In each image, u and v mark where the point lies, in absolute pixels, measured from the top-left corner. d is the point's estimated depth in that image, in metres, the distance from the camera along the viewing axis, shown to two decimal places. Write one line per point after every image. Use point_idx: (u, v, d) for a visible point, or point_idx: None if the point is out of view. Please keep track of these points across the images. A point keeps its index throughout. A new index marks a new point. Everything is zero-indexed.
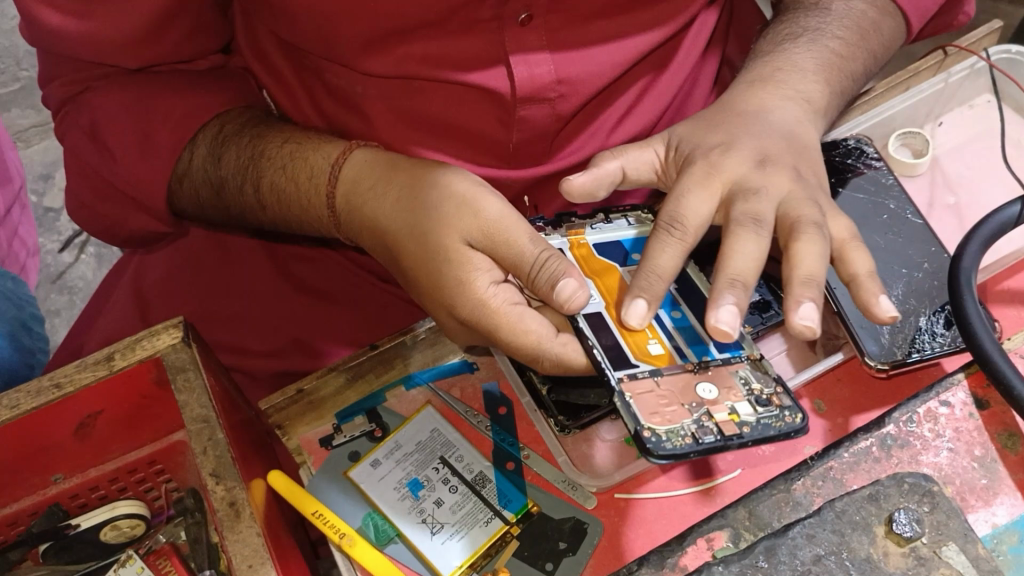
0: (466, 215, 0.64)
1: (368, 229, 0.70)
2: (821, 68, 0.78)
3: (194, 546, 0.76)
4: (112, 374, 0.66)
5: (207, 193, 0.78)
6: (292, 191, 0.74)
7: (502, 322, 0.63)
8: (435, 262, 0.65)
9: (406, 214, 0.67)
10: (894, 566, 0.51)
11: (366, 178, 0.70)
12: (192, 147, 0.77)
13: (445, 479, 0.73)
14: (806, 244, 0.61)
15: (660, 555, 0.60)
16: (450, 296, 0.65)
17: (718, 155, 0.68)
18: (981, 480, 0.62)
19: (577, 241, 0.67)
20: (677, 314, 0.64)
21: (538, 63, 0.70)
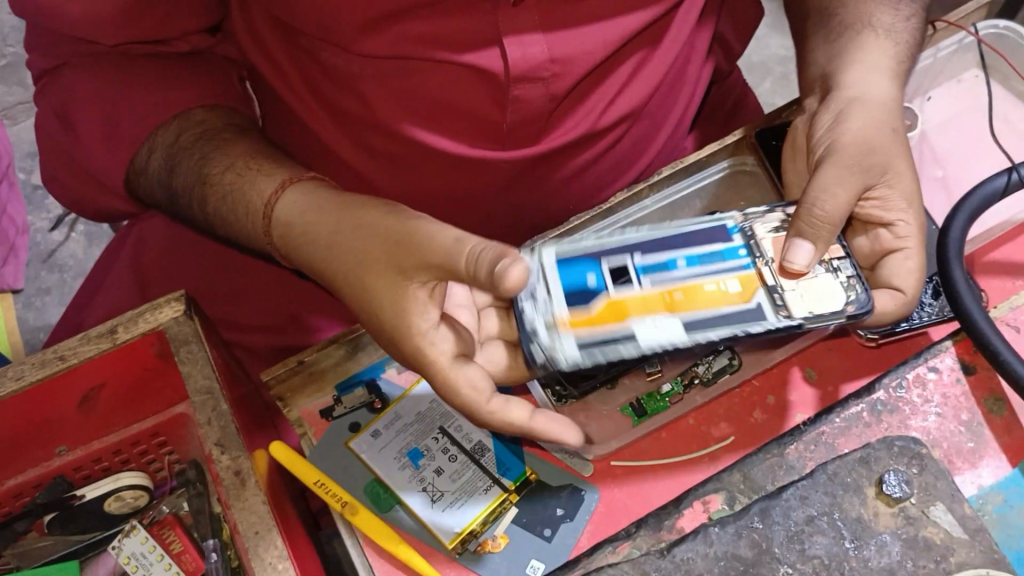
0: (401, 249, 0.63)
1: (307, 264, 0.69)
2: (900, 69, 0.76)
3: (197, 517, 0.78)
4: (115, 347, 0.67)
5: (159, 188, 0.78)
6: (234, 214, 0.73)
7: (441, 372, 0.63)
8: (373, 304, 0.64)
9: (339, 252, 0.66)
10: (884, 526, 0.53)
11: (301, 218, 0.68)
12: (149, 146, 0.77)
13: (445, 448, 0.73)
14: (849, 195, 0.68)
15: (658, 518, 0.62)
16: (393, 337, 0.64)
17: (886, 129, 0.72)
18: (967, 443, 0.64)
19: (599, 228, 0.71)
20: (680, 262, 0.64)
21: (531, 44, 0.70)
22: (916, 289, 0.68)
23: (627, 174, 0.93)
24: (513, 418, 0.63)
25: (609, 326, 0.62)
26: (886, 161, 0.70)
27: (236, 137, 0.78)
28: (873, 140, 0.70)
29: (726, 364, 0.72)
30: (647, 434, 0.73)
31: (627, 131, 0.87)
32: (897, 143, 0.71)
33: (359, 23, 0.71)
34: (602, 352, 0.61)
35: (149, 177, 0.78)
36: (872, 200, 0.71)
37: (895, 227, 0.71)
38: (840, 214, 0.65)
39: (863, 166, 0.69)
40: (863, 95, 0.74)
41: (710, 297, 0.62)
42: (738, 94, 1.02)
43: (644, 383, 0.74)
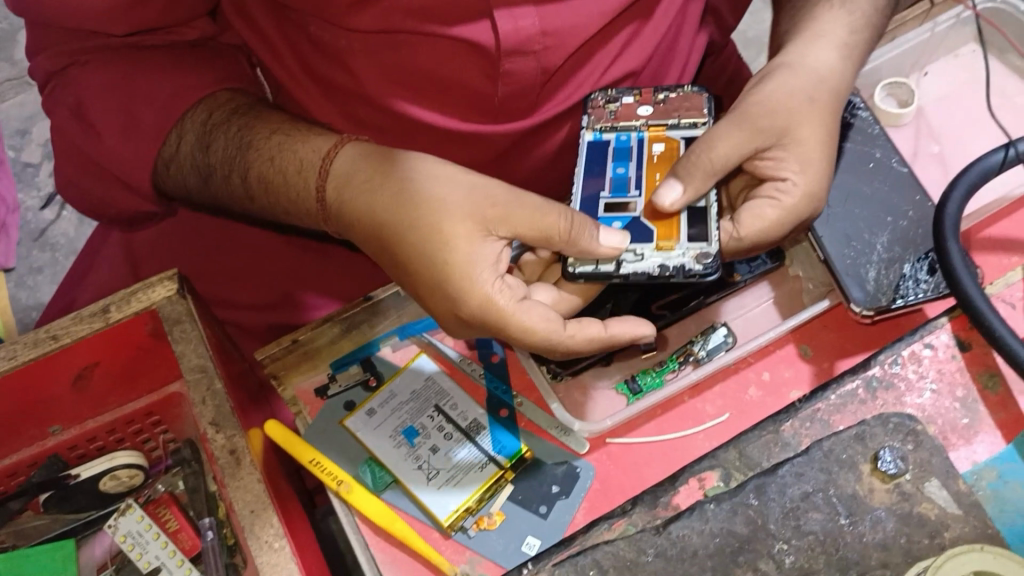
0: (474, 202, 0.63)
1: (357, 223, 0.65)
2: (853, 42, 0.75)
3: (193, 495, 0.77)
4: (108, 326, 0.66)
5: (192, 175, 0.74)
6: (281, 183, 0.70)
7: (512, 318, 0.62)
8: (439, 264, 0.62)
9: (402, 207, 0.63)
10: (879, 502, 0.53)
11: (363, 174, 0.65)
12: (179, 129, 0.73)
13: (440, 427, 0.73)
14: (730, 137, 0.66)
15: (654, 495, 0.61)
16: (453, 296, 0.63)
17: (812, 97, 0.70)
18: (962, 419, 0.65)
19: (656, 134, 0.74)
20: (620, 171, 0.72)
21: (522, 16, 0.70)
22: (752, 236, 0.67)
23: None
24: (588, 336, 0.64)
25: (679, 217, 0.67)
26: (793, 119, 0.69)
27: (267, 114, 0.74)
28: (777, 103, 0.69)
29: (720, 341, 0.74)
30: (643, 412, 0.73)
31: None
32: (808, 108, 0.70)
33: None
34: (709, 221, 0.66)
35: (185, 181, 0.75)
36: (768, 160, 0.70)
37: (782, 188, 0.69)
38: (716, 166, 0.65)
39: (759, 125, 0.68)
40: (799, 62, 0.73)
41: (663, 157, 0.73)
42: (733, 69, 1.01)
43: (641, 361, 0.76)
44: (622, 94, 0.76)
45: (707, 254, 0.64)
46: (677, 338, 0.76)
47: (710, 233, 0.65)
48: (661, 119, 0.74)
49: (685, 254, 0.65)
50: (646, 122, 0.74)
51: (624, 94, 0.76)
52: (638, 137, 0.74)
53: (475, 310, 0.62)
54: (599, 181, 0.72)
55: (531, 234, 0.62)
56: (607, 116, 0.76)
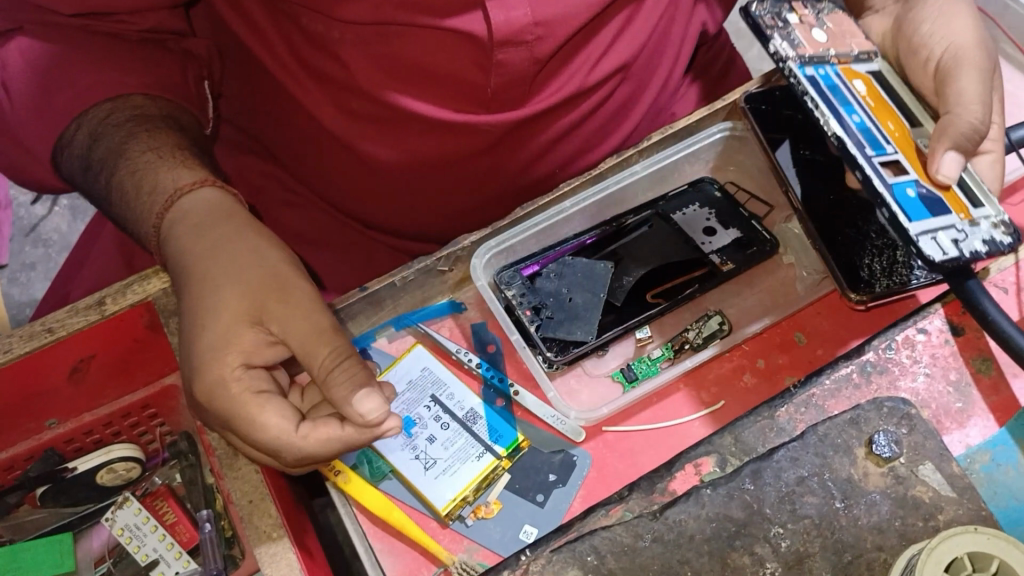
0: (269, 293, 0.62)
1: (175, 264, 0.64)
2: None
3: (190, 487, 0.77)
4: (104, 319, 0.66)
5: (83, 156, 0.70)
6: (135, 201, 0.68)
7: (251, 412, 0.58)
8: (194, 327, 0.61)
9: (208, 263, 0.62)
10: (874, 485, 0.54)
11: (196, 220, 0.65)
12: (77, 123, 0.70)
13: (437, 417, 0.74)
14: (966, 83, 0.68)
15: (651, 481, 0.60)
16: (195, 364, 0.60)
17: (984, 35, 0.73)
18: (956, 404, 0.64)
19: (847, 70, 0.70)
20: (855, 118, 0.66)
21: (514, 7, 0.70)
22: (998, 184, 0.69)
23: (614, 138, 0.93)
24: (330, 446, 0.59)
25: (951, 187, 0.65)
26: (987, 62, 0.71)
27: (176, 134, 0.72)
28: (976, 44, 0.71)
29: (716, 328, 0.75)
30: (639, 398, 0.73)
31: (614, 93, 0.86)
32: (986, 48, 0.72)
33: None
34: (968, 182, 0.66)
35: (76, 154, 0.71)
36: None
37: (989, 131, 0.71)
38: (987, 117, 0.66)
39: (983, 66, 0.69)
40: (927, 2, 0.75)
41: (869, 96, 0.69)
42: (725, 59, 1.02)
43: (634, 349, 0.77)
44: (783, 11, 0.71)
45: (1006, 223, 0.63)
46: (671, 328, 0.77)
47: (985, 199, 0.65)
48: (845, 53, 0.71)
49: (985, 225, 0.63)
50: (834, 54, 0.70)
51: (785, 11, 0.71)
52: (833, 70, 0.69)
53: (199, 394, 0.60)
54: (853, 134, 0.64)
55: (298, 334, 0.61)
56: (790, 41, 0.69)
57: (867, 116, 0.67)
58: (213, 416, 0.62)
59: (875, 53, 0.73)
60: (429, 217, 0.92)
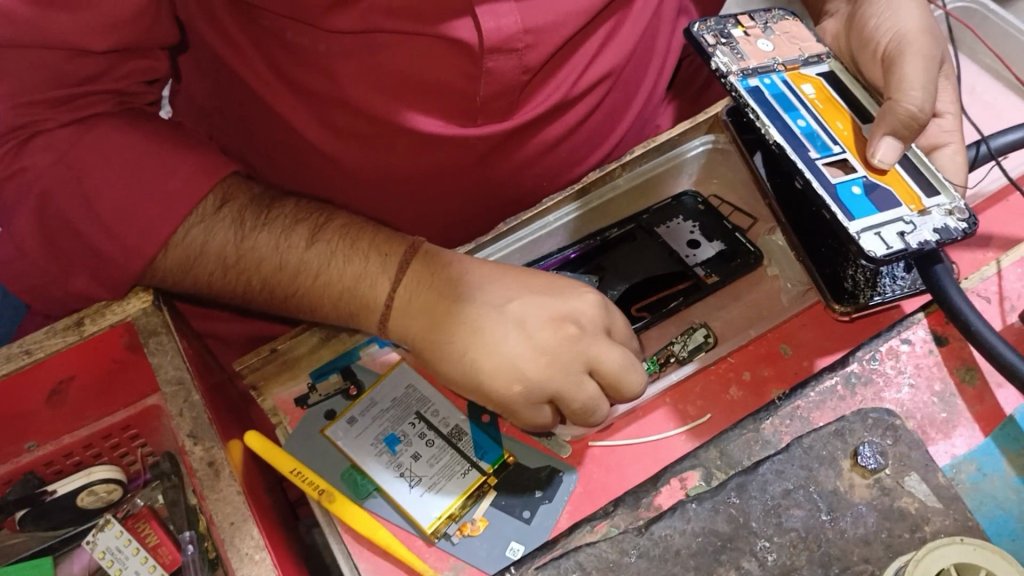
0: (514, 275, 0.72)
1: (425, 313, 0.69)
2: None
3: (172, 509, 0.77)
4: (83, 340, 0.66)
5: (221, 246, 0.70)
6: (331, 290, 0.70)
7: (590, 353, 0.68)
8: (474, 321, 0.68)
9: (449, 286, 0.70)
10: (859, 497, 0.54)
11: (431, 267, 0.71)
12: (224, 194, 0.71)
13: (422, 433, 0.73)
14: (912, 68, 0.71)
15: (636, 496, 0.61)
16: (516, 357, 0.67)
17: (929, 27, 0.76)
18: (940, 414, 0.64)
19: (795, 75, 0.74)
20: (801, 122, 0.69)
21: (504, 15, 0.70)
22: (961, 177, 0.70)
23: (597, 153, 0.93)
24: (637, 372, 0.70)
25: (903, 177, 0.67)
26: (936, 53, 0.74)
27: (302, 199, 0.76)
28: (920, 33, 0.75)
29: (701, 341, 0.74)
30: (624, 412, 0.72)
31: (599, 104, 0.86)
32: (935, 43, 0.75)
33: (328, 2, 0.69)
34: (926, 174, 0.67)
35: (205, 248, 0.69)
36: None
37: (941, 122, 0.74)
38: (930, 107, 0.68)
39: (929, 53, 0.73)
40: None
41: (819, 98, 0.72)
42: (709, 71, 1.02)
43: None
44: (728, 28, 0.76)
45: (961, 209, 0.63)
46: (657, 341, 0.76)
47: (943, 187, 0.65)
48: (793, 59, 0.74)
49: (939, 214, 0.63)
50: (781, 63, 0.74)
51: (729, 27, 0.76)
52: (781, 79, 0.73)
53: (540, 361, 0.67)
54: (795, 138, 0.68)
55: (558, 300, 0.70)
56: (735, 56, 0.74)
57: (814, 121, 0.69)
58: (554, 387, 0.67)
59: (826, 54, 0.76)
60: (412, 232, 0.92)
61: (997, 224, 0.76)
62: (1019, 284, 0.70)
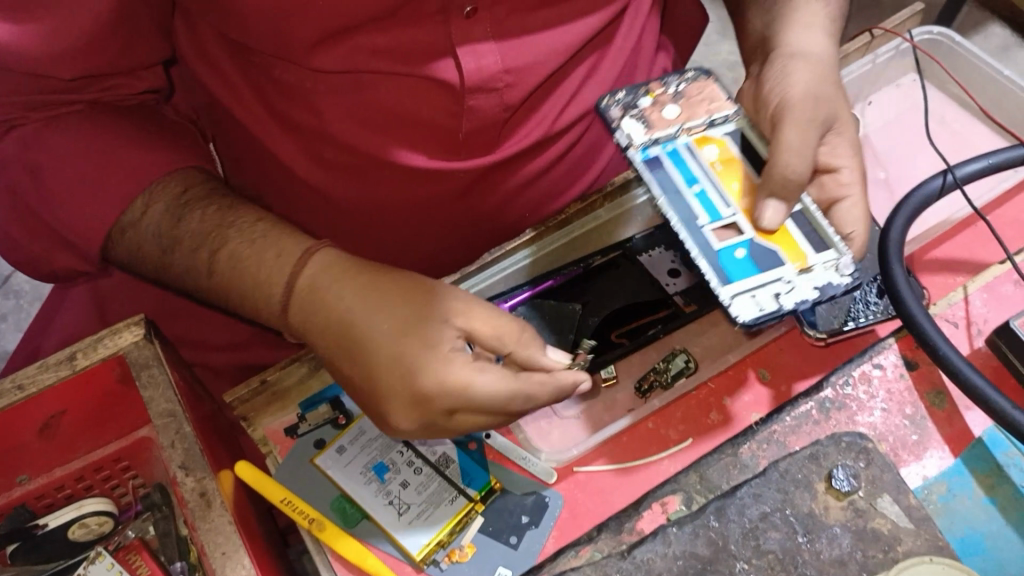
0: (434, 298, 0.64)
1: (323, 322, 0.63)
2: (835, 28, 0.81)
3: (163, 540, 0.76)
4: (75, 373, 0.67)
5: (148, 250, 0.69)
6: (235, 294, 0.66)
7: (474, 382, 0.62)
8: (374, 343, 0.62)
9: (361, 306, 0.63)
10: (834, 519, 0.56)
11: (338, 276, 0.64)
12: (151, 194, 0.70)
13: (410, 461, 0.74)
14: (796, 138, 0.70)
15: (618, 520, 0.65)
16: (406, 382, 0.62)
17: (828, 84, 0.76)
18: (912, 436, 0.66)
19: (702, 139, 0.71)
20: (697, 188, 0.68)
21: (484, 54, 0.72)
22: (863, 233, 0.70)
23: (579, 182, 0.95)
24: (547, 391, 0.63)
25: (791, 232, 0.68)
26: (823, 116, 0.74)
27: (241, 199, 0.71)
28: (821, 94, 0.74)
29: (682, 366, 0.75)
30: (606, 438, 0.74)
31: (580, 136, 0.89)
32: (836, 98, 0.76)
33: (313, 42, 0.71)
34: (815, 224, 0.68)
35: (136, 251, 0.70)
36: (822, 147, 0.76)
37: (840, 176, 0.75)
38: (806, 168, 0.68)
39: (817, 119, 0.73)
40: (802, 50, 0.78)
41: (721, 160, 0.71)
42: None
43: (600, 390, 0.77)
44: (635, 97, 0.72)
45: (847, 263, 0.65)
46: (638, 367, 0.78)
47: (831, 241, 0.67)
48: (696, 120, 0.71)
49: (826, 269, 0.66)
50: (683, 127, 0.71)
51: (637, 96, 0.72)
52: (684, 143, 0.70)
53: (415, 394, 0.62)
54: (686, 205, 0.67)
55: (486, 327, 0.64)
56: (639, 126, 0.70)
57: (710, 181, 0.69)
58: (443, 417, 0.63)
59: (738, 111, 0.72)
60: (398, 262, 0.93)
61: (967, 250, 0.78)
62: (984, 309, 0.73)
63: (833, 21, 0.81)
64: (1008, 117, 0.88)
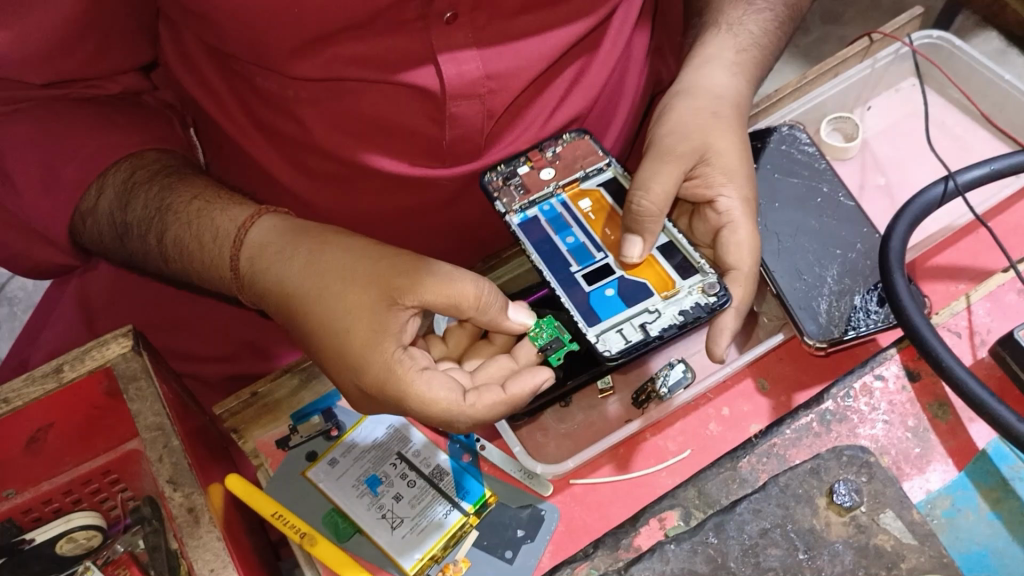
0: (370, 268, 0.62)
1: (272, 298, 0.64)
2: (741, 60, 0.82)
3: (153, 555, 0.74)
4: (61, 387, 0.66)
5: (112, 239, 0.71)
6: (194, 267, 0.68)
7: (418, 392, 0.60)
8: (323, 324, 0.62)
9: (308, 279, 0.62)
10: (836, 534, 0.56)
11: (276, 249, 0.64)
12: (101, 183, 0.71)
13: (403, 474, 0.73)
14: (658, 171, 0.71)
15: (615, 537, 0.64)
16: (352, 367, 0.62)
17: (714, 115, 0.77)
18: (914, 449, 0.65)
19: (574, 194, 0.75)
20: (570, 240, 0.72)
21: (465, 61, 0.71)
22: (749, 261, 0.69)
23: None
24: (495, 412, 0.62)
25: (659, 264, 0.70)
26: (706, 146, 0.74)
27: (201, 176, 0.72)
28: (691, 129, 0.76)
29: (681, 376, 0.73)
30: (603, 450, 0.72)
31: None
32: (715, 130, 0.76)
33: (291, 50, 0.70)
34: (685, 254, 0.70)
35: (103, 240, 0.72)
36: (695, 179, 0.75)
37: (717, 203, 0.73)
38: (665, 200, 0.68)
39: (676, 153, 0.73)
40: (694, 87, 0.80)
41: (594, 212, 0.74)
42: None
43: (598, 401, 0.76)
44: (514, 165, 0.75)
45: (713, 284, 0.67)
46: (636, 377, 0.77)
47: (696, 264, 0.69)
48: (570, 176, 0.75)
49: (692, 292, 0.67)
50: (559, 185, 0.75)
51: (515, 164, 0.75)
52: (559, 202, 0.74)
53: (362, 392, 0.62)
54: (559, 256, 0.71)
55: (439, 301, 0.62)
56: (516, 194, 0.74)
57: (584, 235, 0.72)
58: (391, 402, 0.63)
59: (609, 159, 0.76)
60: None
61: (968, 258, 0.77)
62: (988, 318, 0.72)
63: (762, 50, 0.84)
64: (1008, 122, 0.87)
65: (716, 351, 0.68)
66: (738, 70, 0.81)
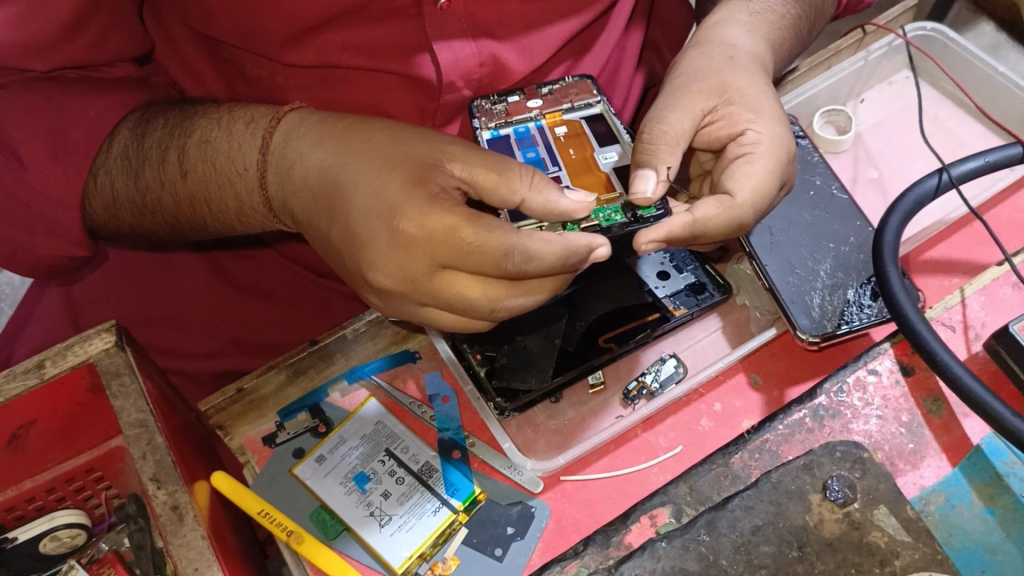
0: (406, 143, 0.59)
1: (302, 184, 0.60)
2: (757, 21, 0.81)
3: (138, 553, 0.71)
4: (43, 383, 0.64)
5: (125, 180, 0.68)
6: (218, 179, 0.66)
7: (467, 226, 0.54)
8: (360, 186, 0.57)
9: (338, 154, 0.59)
10: (828, 531, 0.56)
11: (308, 128, 0.62)
12: (111, 137, 0.69)
13: (391, 471, 0.72)
14: (673, 113, 0.69)
15: (606, 534, 0.64)
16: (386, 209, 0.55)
17: (734, 56, 0.75)
18: (908, 444, 0.65)
19: (553, 120, 0.72)
20: (530, 155, 0.69)
21: (461, 48, 0.70)
22: (752, 197, 0.65)
23: None
24: (556, 248, 0.55)
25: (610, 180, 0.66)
26: (727, 83, 0.72)
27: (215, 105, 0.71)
28: (709, 72, 0.73)
29: (672, 372, 0.74)
30: (595, 446, 0.72)
31: None
32: (733, 66, 0.73)
33: (284, 37, 0.69)
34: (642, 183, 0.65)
35: (115, 191, 0.69)
36: (718, 121, 0.72)
37: (744, 135, 0.69)
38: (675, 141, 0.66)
39: (692, 96, 0.71)
40: (711, 38, 0.78)
41: (567, 137, 0.71)
42: None
43: (589, 397, 0.75)
44: (507, 96, 0.74)
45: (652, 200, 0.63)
46: (626, 372, 0.75)
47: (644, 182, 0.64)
48: (555, 106, 0.73)
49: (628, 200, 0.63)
50: (541, 111, 0.72)
51: (508, 95, 0.74)
52: (536, 125, 0.72)
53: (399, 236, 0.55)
54: None
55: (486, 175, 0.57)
56: (497, 115, 0.72)
57: (549, 155, 0.69)
58: (434, 254, 0.55)
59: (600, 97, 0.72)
60: None
61: (962, 251, 0.77)
62: (982, 313, 0.71)
63: (780, 18, 0.83)
64: (1004, 115, 0.86)
65: (639, 239, 0.60)
66: (754, 30, 0.80)
